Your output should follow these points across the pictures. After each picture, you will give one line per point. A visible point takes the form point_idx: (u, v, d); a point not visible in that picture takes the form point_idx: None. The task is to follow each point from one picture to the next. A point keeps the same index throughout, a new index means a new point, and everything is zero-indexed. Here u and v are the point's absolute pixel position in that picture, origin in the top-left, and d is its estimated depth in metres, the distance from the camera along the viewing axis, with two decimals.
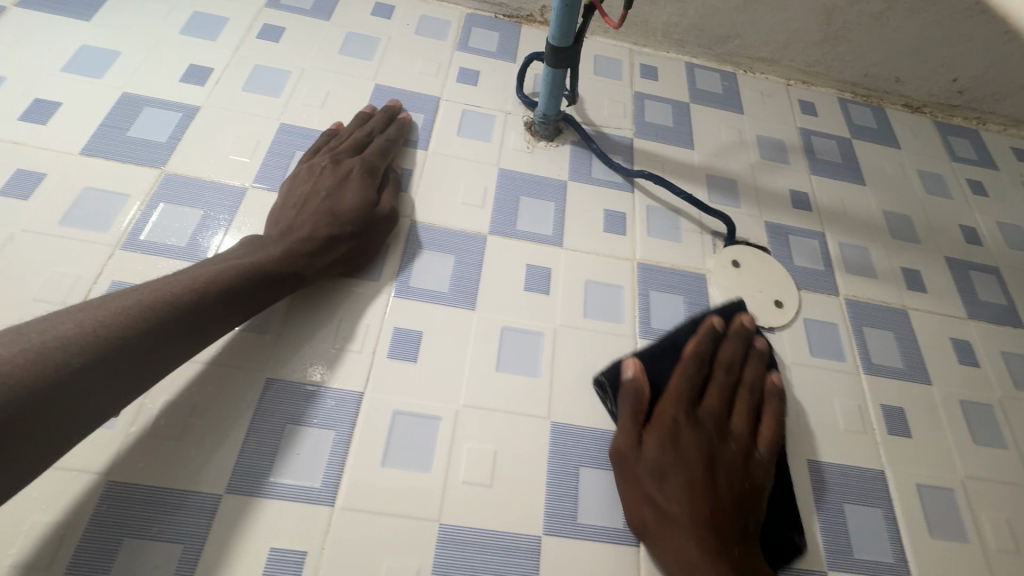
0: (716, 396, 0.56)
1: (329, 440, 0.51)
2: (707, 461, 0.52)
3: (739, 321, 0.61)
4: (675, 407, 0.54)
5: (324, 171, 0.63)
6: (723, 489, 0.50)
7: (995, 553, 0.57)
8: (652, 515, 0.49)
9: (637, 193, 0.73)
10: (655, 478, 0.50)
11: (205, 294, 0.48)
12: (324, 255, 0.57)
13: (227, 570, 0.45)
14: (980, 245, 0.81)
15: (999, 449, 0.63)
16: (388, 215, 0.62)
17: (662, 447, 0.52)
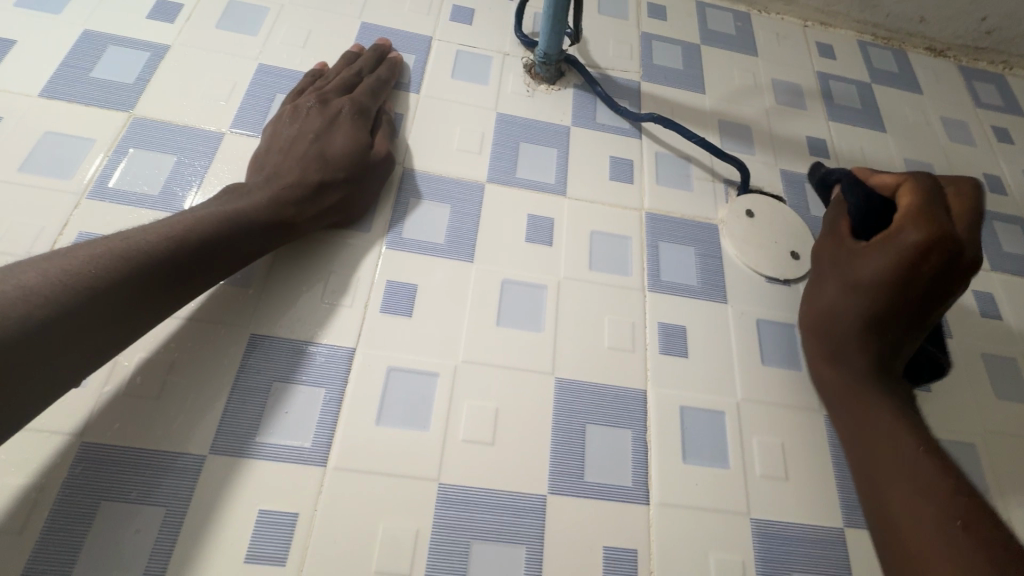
0: (962, 211, 0.51)
1: (320, 397, 0.48)
2: (921, 280, 0.49)
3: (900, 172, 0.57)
4: (907, 226, 0.51)
5: (311, 112, 0.58)
6: (904, 303, 0.50)
7: (1016, 508, 0.55)
8: (833, 316, 0.53)
9: (645, 139, 0.68)
10: (845, 283, 0.53)
11: (186, 242, 0.44)
12: (316, 202, 0.52)
13: (212, 533, 0.42)
14: (1005, 195, 0.77)
15: (1021, 404, 0.60)
16: (384, 160, 0.57)
17: (874, 263, 0.51)
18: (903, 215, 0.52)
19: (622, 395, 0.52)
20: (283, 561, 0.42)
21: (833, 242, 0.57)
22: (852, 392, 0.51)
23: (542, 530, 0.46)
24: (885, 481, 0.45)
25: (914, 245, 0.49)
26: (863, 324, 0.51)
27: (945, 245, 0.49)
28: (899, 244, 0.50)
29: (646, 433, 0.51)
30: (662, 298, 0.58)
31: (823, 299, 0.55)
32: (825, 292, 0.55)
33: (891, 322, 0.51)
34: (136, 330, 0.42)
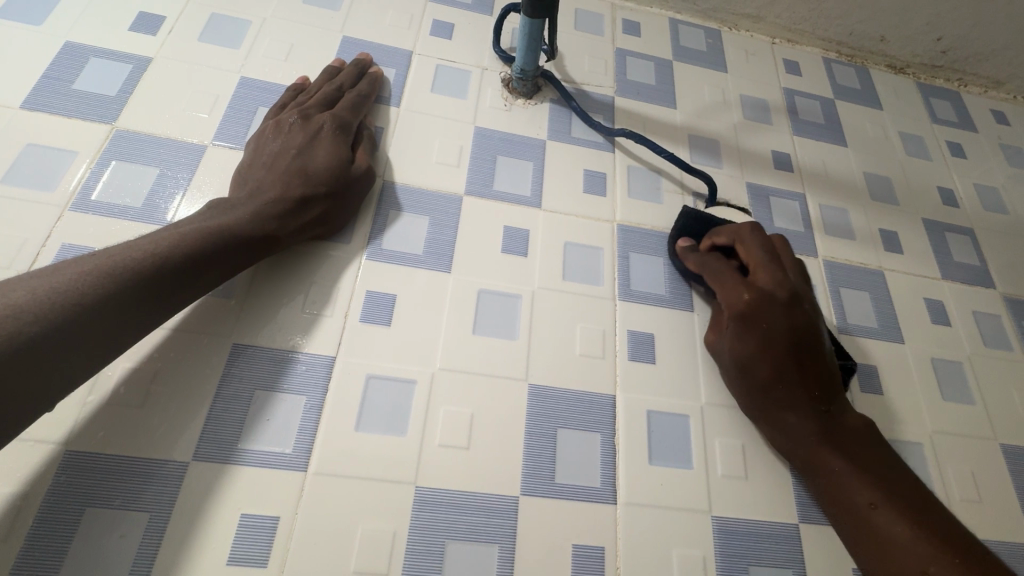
0: (771, 266, 0.57)
1: (301, 405, 0.49)
2: (801, 294, 0.57)
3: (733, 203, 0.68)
4: (765, 244, 0.59)
5: (292, 127, 0.59)
6: (796, 328, 0.54)
7: (960, 503, 0.58)
8: (757, 345, 0.54)
9: (618, 152, 0.71)
10: (736, 371, 0.55)
11: (170, 259, 0.45)
12: (298, 217, 0.54)
13: (194, 537, 0.43)
14: (956, 207, 0.82)
15: (966, 405, 0.64)
16: (364, 174, 0.59)
17: (751, 344, 0.54)
18: (739, 287, 0.56)
19: (591, 400, 0.55)
20: (265, 563, 0.44)
21: (714, 332, 0.58)
22: (788, 418, 0.53)
23: (514, 530, 0.48)
24: (842, 492, 0.51)
25: (778, 261, 0.58)
26: (773, 404, 0.53)
27: (794, 280, 0.57)
28: (776, 279, 0.56)
29: (615, 436, 0.54)
30: (631, 307, 0.61)
31: (742, 342, 0.55)
32: (741, 334, 0.55)
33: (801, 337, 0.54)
34: (121, 344, 0.43)
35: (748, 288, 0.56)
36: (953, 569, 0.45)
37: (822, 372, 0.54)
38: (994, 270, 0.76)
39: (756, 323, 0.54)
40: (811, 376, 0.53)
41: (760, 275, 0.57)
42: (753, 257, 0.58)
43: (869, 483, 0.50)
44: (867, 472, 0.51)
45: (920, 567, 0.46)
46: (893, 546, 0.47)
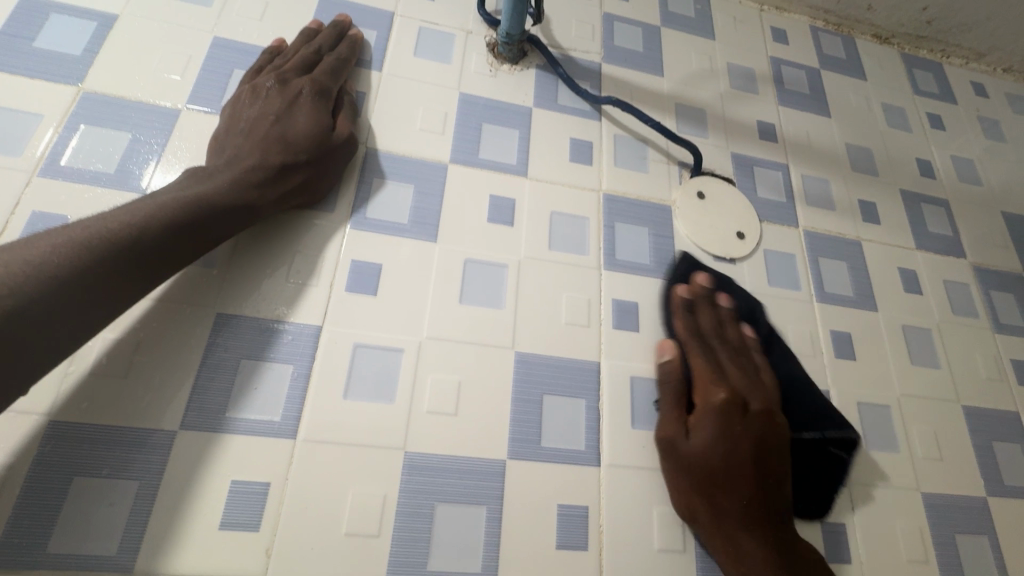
0: (752, 376, 0.56)
1: (289, 374, 0.50)
2: (760, 451, 0.51)
3: (697, 283, 0.62)
4: (720, 394, 0.53)
5: (270, 93, 0.57)
6: (761, 443, 0.52)
7: (923, 460, 0.62)
8: (714, 471, 0.50)
9: (605, 121, 0.71)
10: (692, 465, 0.51)
11: (148, 229, 0.44)
12: (279, 185, 0.53)
13: (185, 505, 0.44)
14: (933, 178, 0.83)
15: (933, 369, 0.67)
16: (347, 141, 0.58)
17: (714, 436, 0.51)
18: (721, 380, 0.55)
19: (577, 367, 0.56)
20: (257, 527, 0.44)
21: (671, 423, 0.53)
22: (739, 529, 0.48)
23: (501, 491, 0.49)
24: None
25: (737, 412, 0.52)
26: (755, 510, 0.49)
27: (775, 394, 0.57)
28: (762, 389, 0.56)
29: (599, 401, 0.55)
30: (616, 276, 0.61)
31: (704, 432, 0.52)
32: (707, 424, 0.52)
33: (767, 504, 0.49)
34: (105, 315, 0.42)
35: (730, 384, 0.55)
36: None
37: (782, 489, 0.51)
38: (965, 240, 0.79)
39: (730, 414, 0.52)
40: (786, 546, 0.48)
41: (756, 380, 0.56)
42: (706, 406, 0.53)
43: None
44: None
45: None
46: None
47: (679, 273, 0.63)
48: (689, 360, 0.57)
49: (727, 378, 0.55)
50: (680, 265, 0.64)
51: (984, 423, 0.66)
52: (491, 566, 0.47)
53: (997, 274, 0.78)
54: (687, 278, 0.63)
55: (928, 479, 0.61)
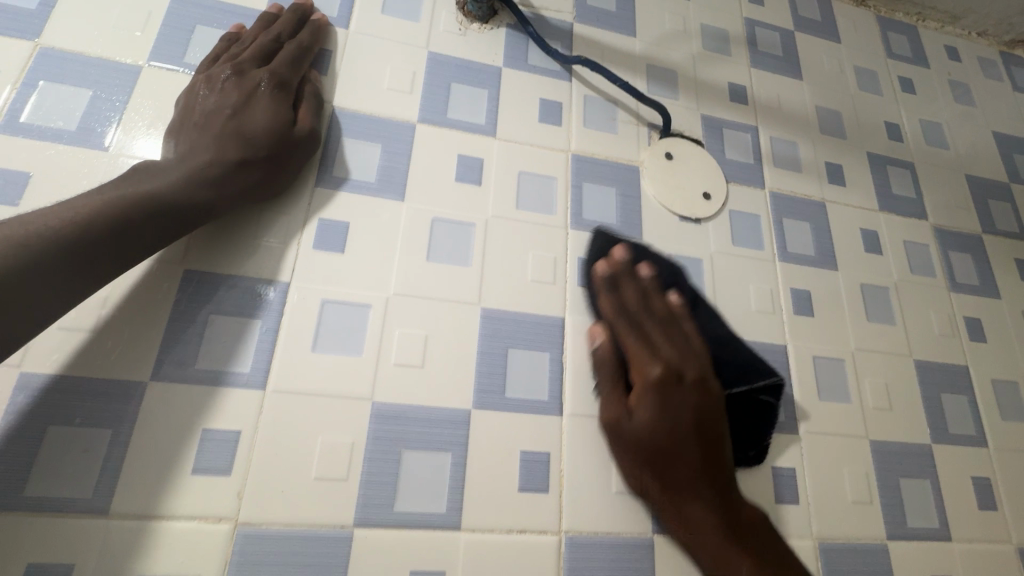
0: (671, 343, 0.55)
1: (256, 328, 0.51)
2: (698, 422, 0.51)
3: (615, 257, 0.59)
4: (655, 368, 0.53)
5: (226, 84, 0.55)
6: (698, 417, 0.52)
7: (873, 410, 0.65)
8: (653, 448, 0.50)
9: (575, 82, 0.71)
10: (643, 445, 0.51)
11: (89, 230, 0.44)
12: (232, 183, 0.52)
13: (158, 451, 0.46)
14: (901, 142, 0.85)
15: (887, 326, 0.70)
16: (306, 137, 0.56)
17: (653, 414, 0.51)
18: (654, 356, 0.54)
19: (541, 322, 0.58)
20: (228, 472, 0.46)
21: (614, 405, 0.53)
22: (692, 508, 0.50)
23: (466, 439, 0.52)
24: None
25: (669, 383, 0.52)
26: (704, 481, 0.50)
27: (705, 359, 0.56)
28: (686, 353, 0.55)
29: (562, 355, 0.57)
30: (583, 235, 0.63)
31: (648, 409, 0.51)
32: (648, 403, 0.51)
33: (711, 476, 0.51)
34: (50, 311, 0.42)
35: (665, 360, 0.53)
36: None
37: (724, 455, 0.52)
38: (927, 202, 0.81)
39: (666, 388, 0.52)
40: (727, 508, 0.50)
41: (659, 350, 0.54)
42: (644, 384, 0.52)
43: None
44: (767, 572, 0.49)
45: None
46: None
47: (597, 250, 0.61)
48: (621, 342, 0.56)
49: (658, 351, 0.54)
50: (595, 245, 0.61)
51: (934, 375, 0.69)
52: (455, 507, 0.50)
53: (956, 235, 0.80)
54: (606, 253, 0.61)
55: (877, 427, 0.64)
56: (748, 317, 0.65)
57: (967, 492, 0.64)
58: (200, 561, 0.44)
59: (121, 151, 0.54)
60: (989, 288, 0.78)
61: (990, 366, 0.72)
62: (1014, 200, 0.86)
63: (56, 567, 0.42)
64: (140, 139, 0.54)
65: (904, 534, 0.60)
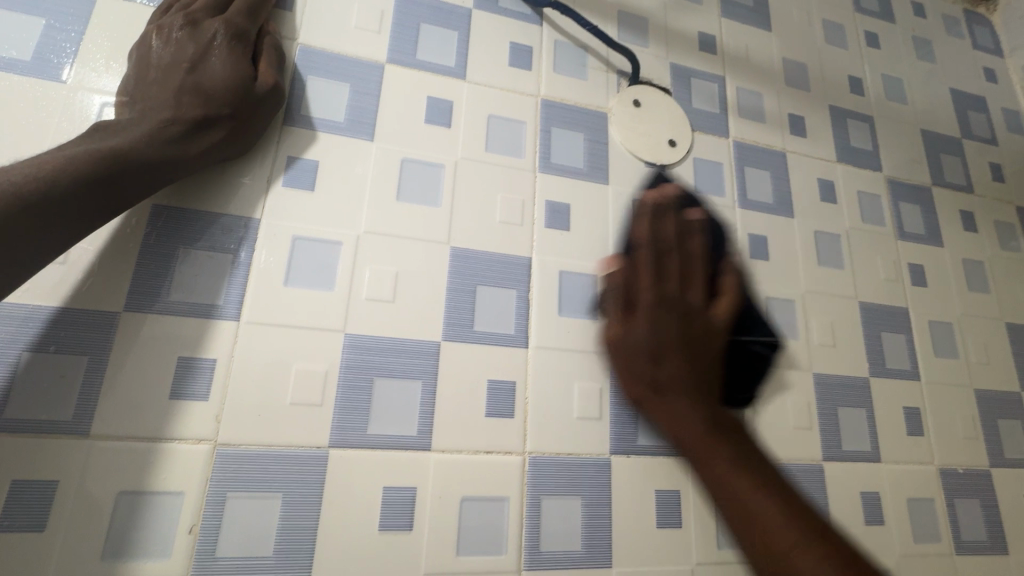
0: (645, 274, 0.52)
1: (229, 263, 0.52)
2: (683, 330, 0.50)
3: (663, 194, 0.59)
4: (644, 288, 0.52)
5: (177, 35, 0.52)
6: (670, 303, 0.51)
7: (818, 347, 0.70)
8: (647, 350, 0.49)
9: (546, 26, 0.71)
10: (654, 358, 0.49)
11: (53, 186, 0.41)
12: (195, 140, 0.49)
13: (135, 377, 0.47)
14: (862, 95, 0.87)
15: (837, 270, 0.75)
16: (269, 92, 0.54)
17: (648, 324, 0.50)
18: (623, 301, 0.53)
19: (509, 261, 0.60)
20: (207, 397, 0.48)
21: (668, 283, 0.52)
22: (679, 402, 0.47)
23: (435, 368, 0.54)
24: (722, 485, 0.43)
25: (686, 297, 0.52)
26: (672, 348, 0.49)
27: (659, 254, 0.54)
28: (669, 269, 0.53)
29: (528, 291, 0.60)
30: (551, 178, 0.64)
31: (640, 332, 0.50)
32: (642, 326, 0.50)
33: (701, 378, 0.49)
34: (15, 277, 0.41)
35: (625, 292, 0.53)
36: (794, 520, 0.39)
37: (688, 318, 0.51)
38: (883, 155, 0.85)
39: (645, 291, 0.52)
40: (718, 424, 0.46)
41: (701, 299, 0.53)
42: (646, 299, 0.51)
43: (731, 457, 0.43)
44: (742, 457, 0.44)
45: (750, 487, 0.41)
46: (765, 521, 0.39)
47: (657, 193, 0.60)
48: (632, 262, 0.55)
49: (663, 290, 0.52)
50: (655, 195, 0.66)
51: (876, 315, 0.74)
52: (426, 430, 0.53)
53: (907, 187, 0.84)
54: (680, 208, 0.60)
55: (821, 361, 0.69)
56: None
57: (897, 420, 0.70)
58: (184, 479, 0.46)
59: (80, 84, 0.53)
60: (933, 237, 0.83)
61: (928, 308, 0.78)
62: (964, 154, 0.91)
63: (42, 484, 0.44)
64: (99, 73, 0.53)
65: (839, 456, 0.66)
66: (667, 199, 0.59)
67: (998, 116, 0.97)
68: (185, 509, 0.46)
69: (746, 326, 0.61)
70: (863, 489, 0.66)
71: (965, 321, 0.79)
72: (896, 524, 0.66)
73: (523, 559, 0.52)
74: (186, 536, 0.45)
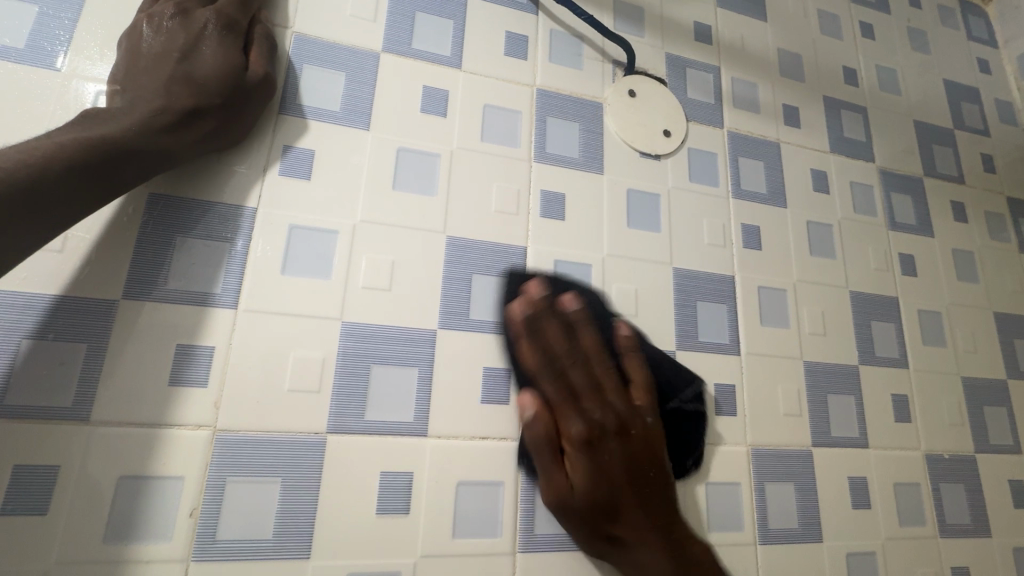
0: (547, 433, 0.52)
1: (227, 252, 0.52)
2: (631, 472, 0.52)
3: (533, 295, 0.56)
4: (576, 423, 0.52)
5: (169, 24, 0.52)
6: (626, 433, 0.53)
7: (809, 335, 0.71)
8: (590, 495, 0.51)
9: (542, 15, 0.71)
10: (604, 513, 0.51)
11: (41, 174, 0.42)
12: (185, 130, 0.49)
13: (134, 364, 0.48)
14: (856, 86, 0.88)
15: (828, 260, 0.75)
16: (261, 82, 0.54)
17: (589, 476, 0.51)
18: (559, 428, 0.52)
19: (504, 250, 0.60)
20: (205, 384, 0.49)
21: (579, 443, 0.51)
22: (631, 505, 0.51)
23: (432, 356, 0.55)
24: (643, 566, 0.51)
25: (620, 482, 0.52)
26: (625, 480, 0.51)
27: (587, 402, 0.53)
28: (588, 425, 0.52)
29: (523, 280, 0.60)
30: (546, 167, 0.65)
31: (578, 468, 0.51)
32: (583, 469, 0.51)
33: (648, 470, 0.53)
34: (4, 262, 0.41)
35: (566, 432, 0.52)
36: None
37: (649, 461, 0.53)
38: (876, 146, 0.85)
39: (585, 420, 0.52)
40: (623, 520, 0.51)
41: (598, 412, 0.53)
42: (571, 446, 0.51)
43: (658, 543, 0.51)
44: (664, 531, 0.52)
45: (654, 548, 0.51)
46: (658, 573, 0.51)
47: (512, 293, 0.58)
48: (540, 424, 0.52)
49: (582, 401, 0.53)
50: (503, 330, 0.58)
51: (866, 304, 0.75)
52: (421, 416, 0.54)
53: (899, 177, 0.85)
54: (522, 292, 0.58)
55: (812, 349, 0.70)
56: (700, 249, 0.69)
57: (885, 407, 0.72)
58: (184, 464, 0.47)
59: (74, 72, 0.52)
60: (924, 227, 0.83)
61: (917, 297, 0.79)
62: (956, 145, 0.91)
63: (44, 468, 0.44)
64: (93, 61, 0.53)
65: (827, 442, 0.67)
66: (559, 308, 0.56)
67: (990, 107, 0.98)
68: (185, 494, 0.47)
69: (669, 394, 0.60)
70: (851, 474, 0.67)
71: (954, 310, 0.80)
72: (882, 508, 0.67)
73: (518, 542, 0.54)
74: (186, 520, 0.46)
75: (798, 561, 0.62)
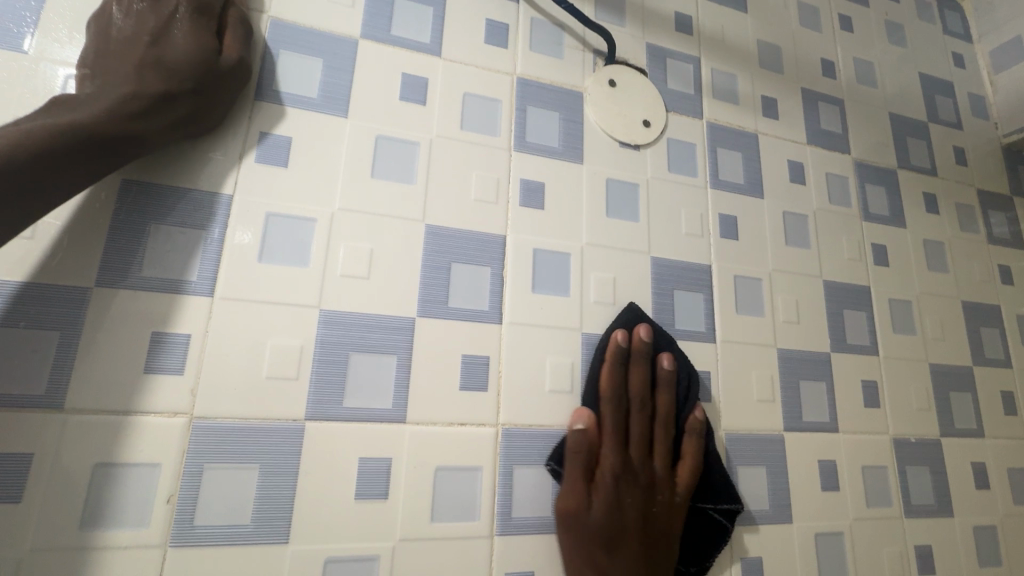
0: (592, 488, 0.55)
1: (202, 239, 0.52)
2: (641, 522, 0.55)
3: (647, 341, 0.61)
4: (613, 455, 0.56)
5: (139, 7, 0.51)
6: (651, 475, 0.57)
7: (783, 324, 0.72)
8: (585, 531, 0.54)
9: (522, 3, 0.70)
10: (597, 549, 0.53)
11: (9, 160, 0.41)
12: (157, 117, 0.48)
13: (108, 352, 0.48)
14: (834, 79, 0.89)
15: (804, 250, 0.77)
16: (235, 67, 0.53)
17: (608, 508, 0.54)
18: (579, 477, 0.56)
19: (483, 239, 0.61)
20: (181, 371, 0.49)
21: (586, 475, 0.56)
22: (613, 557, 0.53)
23: (410, 344, 0.56)
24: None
25: (631, 483, 0.56)
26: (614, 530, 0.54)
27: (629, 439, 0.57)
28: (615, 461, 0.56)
29: (502, 269, 0.61)
30: (525, 156, 0.65)
31: (585, 515, 0.54)
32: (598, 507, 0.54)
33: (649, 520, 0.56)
34: None
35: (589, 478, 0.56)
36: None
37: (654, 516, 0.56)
38: (853, 138, 0.87)
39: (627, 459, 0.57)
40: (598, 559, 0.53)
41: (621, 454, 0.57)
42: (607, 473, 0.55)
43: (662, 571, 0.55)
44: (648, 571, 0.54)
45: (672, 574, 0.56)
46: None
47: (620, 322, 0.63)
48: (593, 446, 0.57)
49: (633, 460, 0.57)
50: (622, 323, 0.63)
51: (839, 294, 0.77)
52: (400, 403, 0.54)
53: (874, 169, 0.86)
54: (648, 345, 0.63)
55: (785, 337, 0.72)
56: (677, 239, 0.70)
57: (855, 393, 0.74)
58: (161, 451, 0.47)
59: (41, 55, 0.51)
60: (897, 218, 0.85)
61: (889, 287, 0.81)
62: (929, 138, 0.93)
63: (16, 457, 0.44)
64: (61, 44, 0.52)
65: (798, 428, 0.69)
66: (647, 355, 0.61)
67: (964, 101, 1.00)
68: (162, 480, 0.47)
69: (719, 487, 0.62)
70: (821, 458, 0.69)
71: (924, 300, 0.83)
72: (850, 489, 0.69)
73: (496, 525, 0.55)
74: (163, 506, 0.46)
75: (768, 541, 0.64)
